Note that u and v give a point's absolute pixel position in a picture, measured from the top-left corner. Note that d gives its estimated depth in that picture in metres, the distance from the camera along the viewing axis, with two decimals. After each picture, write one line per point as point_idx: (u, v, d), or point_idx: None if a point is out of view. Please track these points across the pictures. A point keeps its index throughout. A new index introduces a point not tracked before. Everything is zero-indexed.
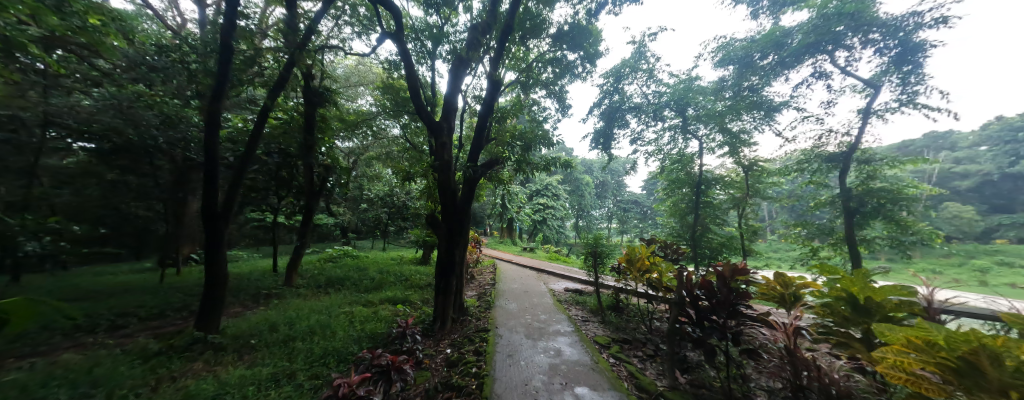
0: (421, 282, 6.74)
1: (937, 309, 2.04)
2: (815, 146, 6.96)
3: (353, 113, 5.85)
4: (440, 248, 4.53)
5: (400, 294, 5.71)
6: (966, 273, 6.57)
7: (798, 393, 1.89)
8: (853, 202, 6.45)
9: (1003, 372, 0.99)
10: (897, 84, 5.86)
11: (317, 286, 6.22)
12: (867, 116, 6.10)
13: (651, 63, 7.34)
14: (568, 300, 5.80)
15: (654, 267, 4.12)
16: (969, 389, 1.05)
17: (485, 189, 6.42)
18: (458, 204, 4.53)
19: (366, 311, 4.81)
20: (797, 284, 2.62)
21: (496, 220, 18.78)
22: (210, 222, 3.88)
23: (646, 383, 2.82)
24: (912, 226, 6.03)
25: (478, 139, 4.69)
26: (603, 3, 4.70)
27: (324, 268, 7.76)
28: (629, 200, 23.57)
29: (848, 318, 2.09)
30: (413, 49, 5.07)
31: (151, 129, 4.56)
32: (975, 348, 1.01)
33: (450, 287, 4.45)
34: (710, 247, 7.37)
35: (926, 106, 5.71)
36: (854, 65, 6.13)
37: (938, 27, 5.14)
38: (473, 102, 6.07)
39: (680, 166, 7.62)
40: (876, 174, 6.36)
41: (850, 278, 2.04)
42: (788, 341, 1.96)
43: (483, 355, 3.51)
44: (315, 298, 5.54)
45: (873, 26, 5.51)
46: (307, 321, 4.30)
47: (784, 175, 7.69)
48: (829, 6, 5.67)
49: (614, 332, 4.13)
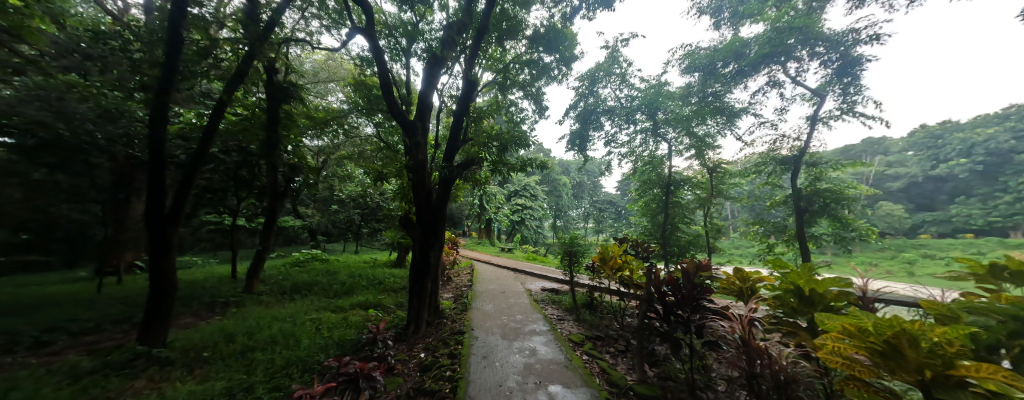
0: (395, 285, 6.57)
1: (870, 298, 2.25)
2: (771, 150, 7.51)
3: (322, 109, 5.57)
4: (415, 250, 4.44)
5: (372, 299, 5.53)
6: (897, 264, 7.34)
7: (752, 381, 2.01)
8: (803, 202, 7.01)
9: (919, 353, 1.10)
10: (839, 94, 6.46)
11: (281, 292, 5.90)
12: (815, 122, 6.65)
13: (623, 68, 7.58)
14: (544, 300, 5.86)
15: (626, 265, 4.26)
16: (894, 370, 1.16)
17: (462, 190, 6.37)
18: (433, 205, 4.44)
19: (335, 317, 4.63)
20: (753, 278, 2.81)
21: (474, 221, 18.66)
22: (155, 224, 3.56)
23: (617, 378, 2.93)
24: (852, 223, 6.65)
25: (453, 139, 4.69)
26: (577, 7, 4.82)
27: (289, 273, 7.36)
28: (604, 200, 24.20)
29: (795, 308, 2.25)
30: (387, 46, 4.91)
31: (86, 124, 4.03)
32: (895, 332, 1.11)
33: (425, 289, 4.36)
34: (678, 245, 7.73)
35: (863, 114, 6.34)
36: (803, 75, 6.69)
37: (872, 44, 5.72)
38: (450, 102, 6.02)
39: (651, 168, 7.90)
40: (822, 176, 6.96)
41: (797, 272, 2.20)
42: (743, 332, 2.10)
43: (457, 357, 3.47)
44: (280, 305, 5.24)
45: (819, 40, 6.09)
46: (269, 330, 4.07)
47: (744, 177, 8.19)
48: (781, 20, 6.14)
49: (587, 329, 4.23)
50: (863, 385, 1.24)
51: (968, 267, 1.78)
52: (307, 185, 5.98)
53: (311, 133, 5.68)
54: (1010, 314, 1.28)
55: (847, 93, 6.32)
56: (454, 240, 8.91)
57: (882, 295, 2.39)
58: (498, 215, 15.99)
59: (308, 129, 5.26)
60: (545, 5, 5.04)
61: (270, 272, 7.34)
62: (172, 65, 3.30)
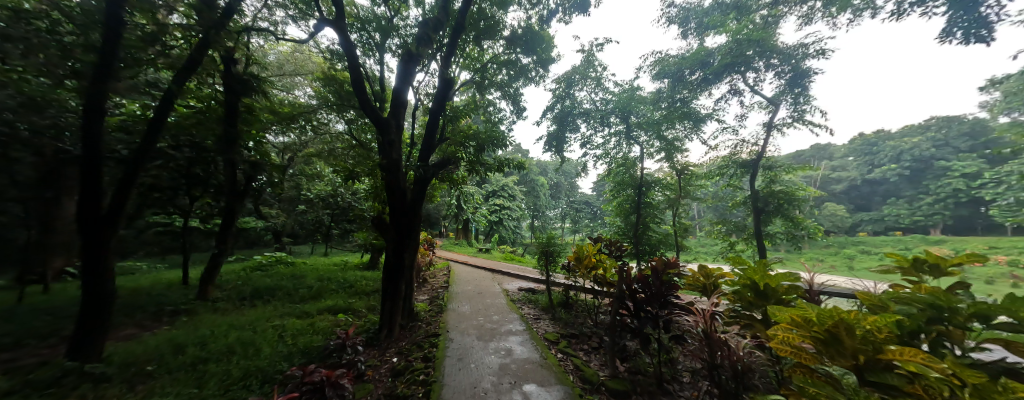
0: (367, 288, 6.35)
1: (814, 291, 2.46)
2: (732, 154, 8.01)
3: (288, 104, 5.26)
4: (388, 251, 4.32)
5: (341, 303, 5.31)
6: (839, 259, 8.09)
7: (713, 371, 2.13)
8: (760, 202, 7.55)
9: (854, 340, 1.20)
10: (791, 103, 7.01)
11: (240, 299, 5.51)
12: (771, 129, 7.18)
13: (599, 72, 7.77)
14: (521, 300, 5.89)
15: (600, 263, 4.37)
16: (833, 356, 1.26)
17: (439, 190, 6.27)
18: (408, 205, 4.34)
19: (301, 323, 4.42)
20: (715, 275, 2.96)
21: (451, 221, 18.42)
22: (90, 226, 3.20)
23: (590, 374, 3.01)
24: (802, 223, 7.25)
25: (429, 138, 4.61)
26: (554, 11, 4.90)
27: (250, 277, 6.90)
28: (581, 200, 24.79)
29: (752, 302, 2.39)
30: (359, 40, 4.69)
31: (4, 112, 3.54)
32: (835, 321, 1.21)
33: (399, 292, 4.25)
34: (649, 244, 8.05)
35: (812, 122, 6.92)
36: (760, 85, 7.21)
37: (818, 58, 6.27)
38: (426, 100, 5.91)
39: (624, 169, 8.17)
40: (776, 178, 7.53)
41: (754, 268, 2.35)
42: (705, 325, 2.21)
43: (432, 360, 3.41)
44: (239, 313, 4.90)
45: (774, 53, 6.63)
46: (225, 340, 3.80)
47: (709, 179, 8.67)
48: (742, 32, 6.58)
49: (563, 327, 4.32)
50: (807, 370, 1.32)
51: (896, 262, 1.99)
52: (270, 185, 5.63)
53: (276, 129, 5.36)
54: (928, 303, 1.46)
55: (798, 103, 6.88)
56: (430, 240, 8.75)
57: (825, 288, 2.61)
58: (476, 215, 15.84)
59: (271, 124, 4.95)
60: (522, 7, 5.08)
61: (227, 277, 6.84)
62: (111, 50, 2.99)
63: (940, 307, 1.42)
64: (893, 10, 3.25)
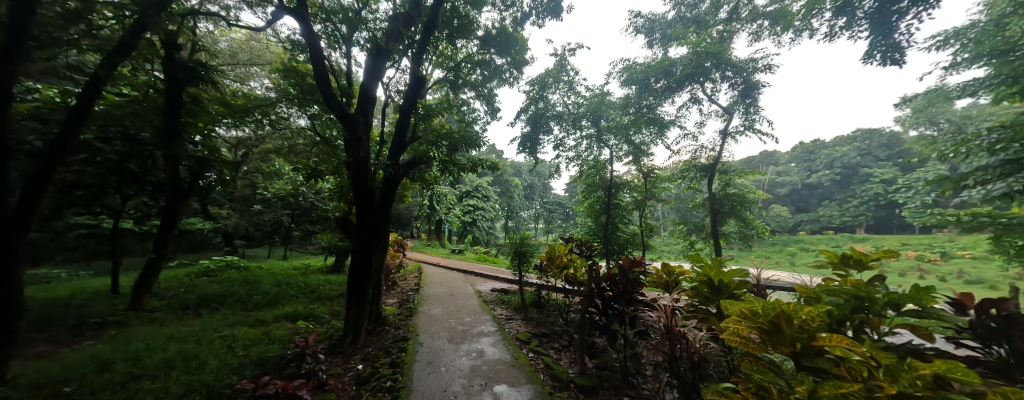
0: (331, 293, 6.04)
1: (762, 285, 2.67)
2: (693, 158, 8.55)
3: (241, 96, 4.86)
4: (354, 253, 4.13)
5: (301, 310, 4.99)
6: (784, 256, 8.90)
7: (672, 363, 2.25)
8: (717, 204, 8.13)
9: (793, 329, 1.31)
10: (743, 112, 7.62)
11: (182, 309, 4.99)
12: (726, 136, 7.75)
13: (571, 76, 7.97)
14: (493, 300, 5.88)
15: (571, 263, 4.47)
16: (776, 344, 1.36)
17: (410, 190, 6.10)
18: (376, 205, 4.17)
19: (254, 332, 4.11)
20: (676, 272, 3.12)
21: (423, 222, 18.00)
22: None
23: (559, 372, 3.06)
24: (752, 223, 7.92)
25: (399, 137, 4.47)
26: (528, 13, 4.95)
27: (195, 284, 6.28)
28: (554, 201, 25.25)
29: (708, 297, 2.55)
30: (323, 31, 4.42)
31: None
32: (779, 312, 1.32)
33: (366, 295, 4.07)
34: (618, 244, 8.36)
35: (760, 130, 7.56)
36: (716, 95, 7.77)
37: (766, 72, 6.87)
38: (396, 97, 5.72)
39: (595, 172, 8.44)
40: (730, 182, 8.14)
41: (710, 265, 2.52)
42: (666, 320, 2.33)
43: (400, 366, 3.30)
44: (181, 323, 4.44)
45: (728, 65, 7.19)
46: (163, 354, 3.44)
47: (673, 182, 9.16)
48: (700, 45, 7.10)
49: (534, 327, 4.37)
50: (754, 359, 1.41)
51: (828, 257, 2.22)
52: (220, 182, 5.16)
53: (227, 122, 4.92)
54: (852, 294, 1.65)
55: (749, 112, 7.50)
56: (400, 242, 8.51)
57: (771, 282, 2.85)
58: (449, 216, 15.58)
59: (222, 117, 4.53)
60: (496, 7, 5.07)
61: (166, 284, 6.15)
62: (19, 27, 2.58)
63: (862, 298, 1.64)
64: (826, 33, 3.65)
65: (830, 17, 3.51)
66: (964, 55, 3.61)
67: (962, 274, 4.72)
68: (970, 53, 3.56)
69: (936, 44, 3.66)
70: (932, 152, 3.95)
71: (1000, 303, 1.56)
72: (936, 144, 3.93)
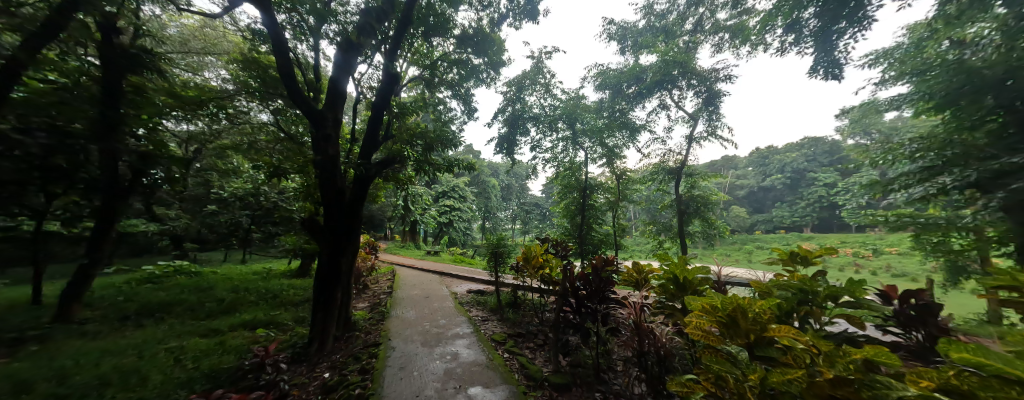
0: (296, 298, 5.71)
1: (722, 281, 2.84)
2: (662, 162, 8.97)
3: (194, 87, 4.48)
4: (321, 256, 3.93)
5: (261, 317, 4.68)
6: (743, 254, 9.55)
7: (641, 357, 2.33)
8: (684, 205, 8.59)
9: (748, 322, 1.41)
10: (707, 119, 8.09)
11: (121, 319, 4.51)
12: (692, 141, 8.20)
13: (547, 79, 8.09)
14: (469, 302, 5.82)
15: (546, 263, 4.52)
16: (732, 337, 1.47)
17: (383, 190, 5.92)
18: (345, 205, 3.99)
19: (205, 343, 3.79)
20: (646, 270, 3.24)
21: (397, 223, 17.48)
22: None
23: (534, 371, 3.08)
24: (715, 223, 8.44)
25: (372, 135, 4.31)
26: (505, 15, 4.97)
27: (137, 292, 5.68)
28: (531, 202, 25.45)
29: (674, 294, 2.67)
30: (287, 21, 4.15)
31: None
32: (735, 306, 1.42)
33: (334, 300, 3.89)
34: (593, 244, 8.56)
35: (722, 136, 8.08)
36: (683, 102, 8.20)
37: (726, 82, 7.36)
38: (368, 93, 5.52)
39: (571, 173, 8.62)
40: (696, 184, 8.63)
41: (676, 263, 2.64)
42: (636, 317, 2.41)
43: (370, 372, 3.18)
44: (120, 335, 4.01)
45: (693, 74, 7.63)
46: (97, 370, 3.08)
47: (644, 184, 9.55)
48: (668, 54, 7.48)
49: (510, 327, 4.37)
50: (714, 351, 1.50)
51: (779, 254, 2.40)
52: (168, 181, 4.71)
53: (177, 115, 4.52)
54: (798, 288, 1.82)
55: (712, 119, 7.99)
56: (372, 243, 8.22)
57: (730, 278, 3.04)
58: (424, 216, 15.22)
59: (171, 109, 4.14)
60: (473, 7, 5.02)
61: (102, 293, 5.52)
62: None
63: (806, 291, 1.80)
64: (778, 48, 3.96)
65: (782, 34, 3.82)
66: (891, 73, 4.07)
67: (891, 268, 5.30)
68: (896, 71, 4.01)
69: (869, 62, 4.09)
70: (866, 159, 4.41)
71: (917, 294, 1.80)
72: (869, 152, 4.40)
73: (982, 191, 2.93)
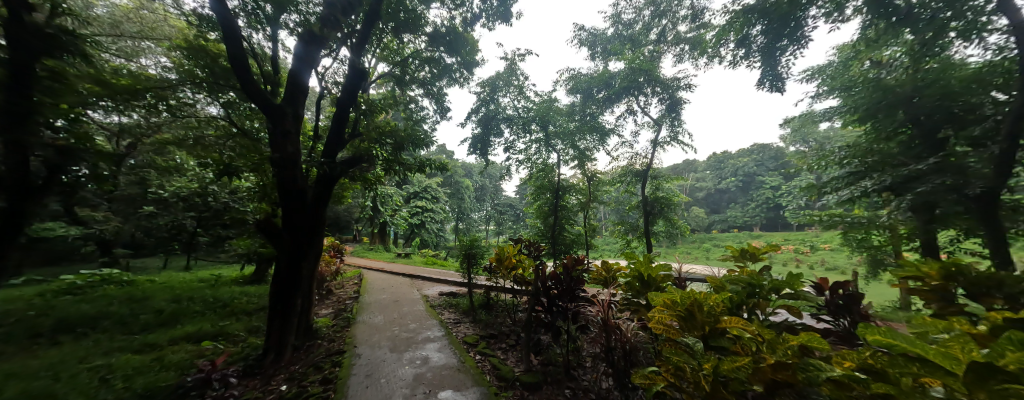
0: (249, 307, 5.28)
1: (682, 277, 3.01)
2: (629, 164, 9.37)
3: (128, 75, 4.01)
4: (279, 262, 3.66)
5: (208, 328, 4.27)
6: (702, 252, 10.21)
7: (608, 352, 2.40)
8: (649, 205, 9.01)
9: (703, 314, 1.52)
10: (670, 125, 8.56)
11: (32, 337, 3.91)
12: (657, 145, 8.63)
13: (520, 81, 8.15)
14: (441, 304, 5.71)
15: (519, 264, 4.55)
16: (689, 329, 1.57)
17: (349, 190, 5.65)
18: (306, 206, 3.75)
19: (140, 360, 3.40)
20: (614, 269, 3.36)
21: (365, 224, 16.74)
22: None
23: (505, 372, 3.09)
24: (677, 223, 8.95)
25: (337, 132, 4.10)
26: (478, 15, 4.95)
27: (53, 305, 4.96)
28: (505, 203, 25.52)
29: (639, 290, 2.80)
30: (239, 7, 3.73)
31: None
32: (691, 300, 1.53)
33: (293, 307, 3.65)
34: (565, 244, 8.73)
35: (683, 141, 8.59)
36: (648, 108, 8.61)
37: (687, 90, 7.83)
38: (333, 88, 5.23)
39: (544, 174, 8.75)
40: (660, 186, 9.10)
41: (641, 261, 2.75)
42: (604, 314, 2.49)
43: (333, 382, 3.02)
44: (32, 356, 3.49)
45: (658, 82, 8.04)
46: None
47: (613, 185, 9.91)
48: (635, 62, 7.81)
49: (482, 329, 4.34)
50: (673, 343, 1.60)
51: (731, 252, 2.59)
52: (92, 178, 4.15)
53: (107, 105, 4.02)
54: (747, 283, 1.98)
55: (674, 125, 8.47)
56: (337, 246, 7.82)
57: (689, 273, 3.24)
58: (395, 217, 14.72)
59: (98, 98, 3.67)
60: (445, 5, 4.93)
61: (7, 307, 4.75)
62: None
63: (754, 285, 1.97)
64: (730, 60, 4.30)
65: (733, 48, 4.15)
66: (824, 88, 4.55)
67: (825, 262, 5.91)
68: (828, 86, 4.51)
69: (807, 78, 4.55)
70: (804, 165, 4.89)
71: (843, 284, 2.06)
72: (807, 158, 4.89)
73: (895, 194, 3.36)
